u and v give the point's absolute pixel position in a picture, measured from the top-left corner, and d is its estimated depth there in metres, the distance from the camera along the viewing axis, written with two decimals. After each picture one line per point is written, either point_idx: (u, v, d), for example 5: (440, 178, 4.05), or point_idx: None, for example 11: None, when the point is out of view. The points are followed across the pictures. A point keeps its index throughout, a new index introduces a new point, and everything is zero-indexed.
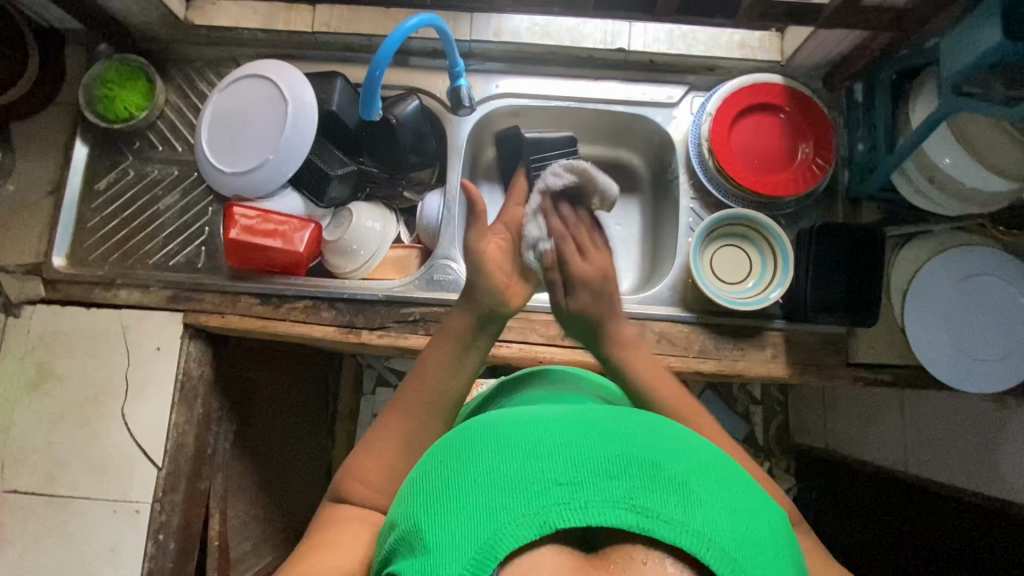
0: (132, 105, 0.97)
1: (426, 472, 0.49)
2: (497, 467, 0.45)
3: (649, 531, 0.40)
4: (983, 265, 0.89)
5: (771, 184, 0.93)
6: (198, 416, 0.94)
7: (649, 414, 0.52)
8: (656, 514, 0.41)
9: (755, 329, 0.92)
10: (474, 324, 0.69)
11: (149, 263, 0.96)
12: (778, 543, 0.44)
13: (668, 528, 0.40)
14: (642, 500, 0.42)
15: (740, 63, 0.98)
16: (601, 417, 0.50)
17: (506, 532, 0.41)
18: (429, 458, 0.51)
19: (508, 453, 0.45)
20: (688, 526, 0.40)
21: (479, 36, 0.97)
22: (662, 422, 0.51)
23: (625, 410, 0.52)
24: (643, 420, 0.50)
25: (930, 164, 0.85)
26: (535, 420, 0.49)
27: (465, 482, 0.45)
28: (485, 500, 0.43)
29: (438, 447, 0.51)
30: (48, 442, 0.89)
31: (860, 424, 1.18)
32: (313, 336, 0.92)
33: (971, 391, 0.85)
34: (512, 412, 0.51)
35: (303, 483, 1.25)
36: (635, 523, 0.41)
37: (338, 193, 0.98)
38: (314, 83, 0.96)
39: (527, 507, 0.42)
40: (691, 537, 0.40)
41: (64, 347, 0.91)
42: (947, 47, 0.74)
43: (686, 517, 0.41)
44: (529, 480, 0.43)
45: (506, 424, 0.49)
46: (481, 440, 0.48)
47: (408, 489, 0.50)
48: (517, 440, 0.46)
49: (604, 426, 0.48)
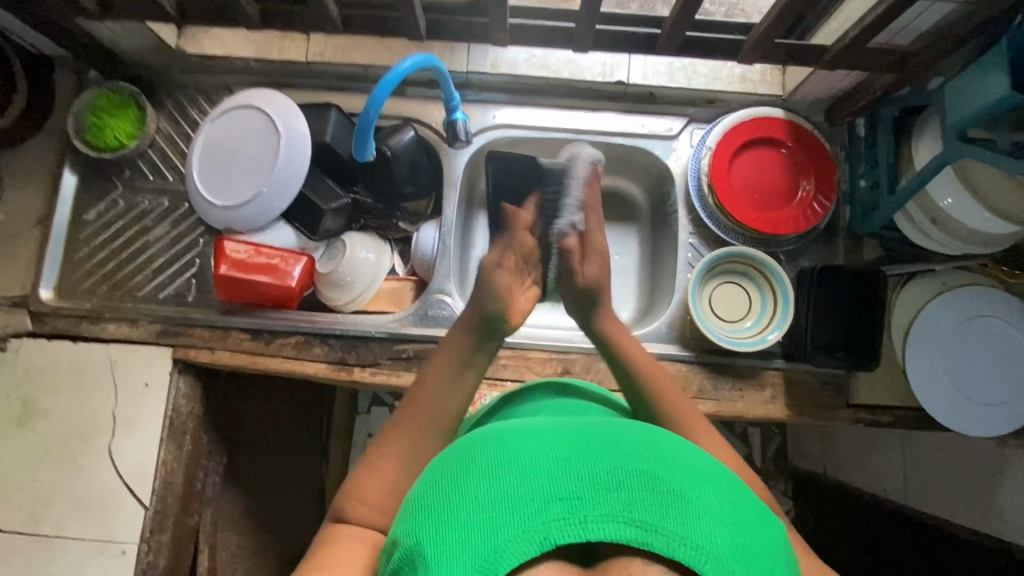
0: (122, 135, 0.95)
1: (424, 487, 0.47)
2: (495, 481, 0.43)
3: (648, 545, 0.38)
4: (984, 306, 0.88)
5: (772, 221, 0.91)
6: (187, 453, 0.92)
7: (648, 425, 0.51)
8: (657, 528, 0.39)
9: (753, 369, 0.91)
10: (473, 336, 0.70)
11: (137, 295, 0.95)
12: (779, 557, 0.42)
13: (667, 542, 0.38)
14: (641, 514, 0.40)
15: (740, 97, 0.97)
16: (600, 428, 0.48)
17: (504, 548, 0.39)
18: (427, 473, 0.49)
19: (506, 467, 0.43)
20: (686, 540, 0.39)
21: (476, 67, 0.96)
22: (661, 432, 0.49)
23: (625, 421, 0.50)
24: (642, 431, 0.48)
25: (932, 204, 0.84)
26: (535, 433, 0.47)
27: (462, 498, 0.43)
28: (483, 515, 0.41)
29: (437, 462, 0.49)
30: (34, 481, 0.87)
31: (859, 455, 1.17)
32: (305, 372, 0.91)
33: (977, 434, 0.83)
34: (511, 426, 0.50)
35: (294, 510, 1.23)
36: (634, 537, 0.39)
37: (332, 225, 0.96)
38: (307, 114, 0.94)
39: (527, 523, 0.40)
40: (688, 550, 0.38)
41: (50, 383, 0.90)
42: (954, 90, 0.72)
43: (685, 531, 0.39)
44: (527, 495, 0.41)
45: (505, 437, 0.47)
46: (480, 453, 0.46)
47: (406, 504, 0.48)
48: (516, 454, 0.44)
49: (603, 437, 0.46)
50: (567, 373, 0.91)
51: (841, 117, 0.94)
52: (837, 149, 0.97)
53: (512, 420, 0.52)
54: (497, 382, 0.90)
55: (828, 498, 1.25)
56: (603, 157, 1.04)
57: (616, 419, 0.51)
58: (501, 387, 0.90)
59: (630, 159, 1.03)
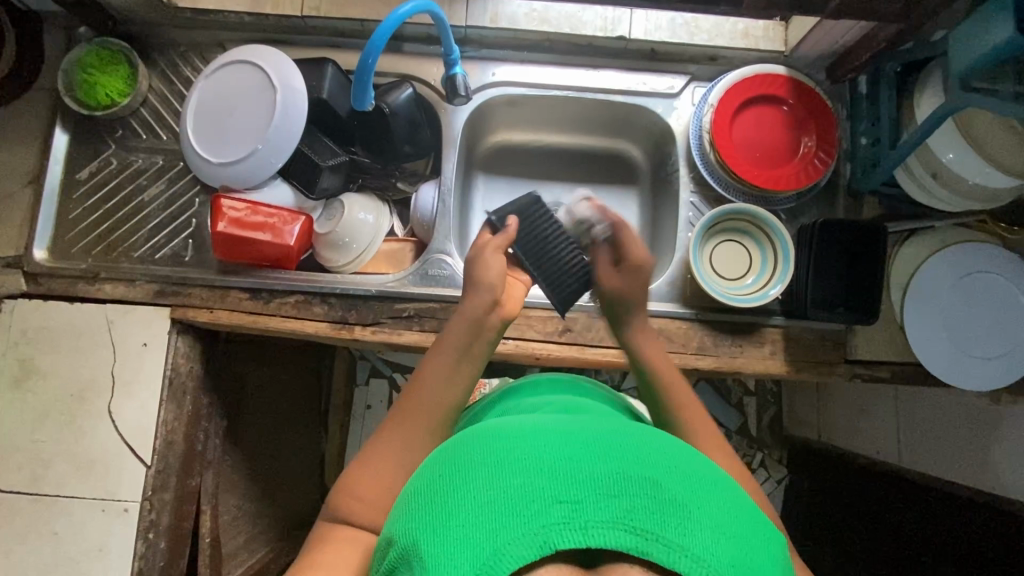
0: (114, 91, 0.93)
1: (421, 485, 0.47)
2: (494, 482, 0.42)
3: (647, 554, 0.38)
4: (983, 262, 0.88)
5: (774, 178, 0.91)
6: (187, 413, 0.92)
7: (648, 430, 0.50)
8: (656, 537, 0.39)
9: (753, 326, 0.91)
10: (473, 325, 0.71)
11: (133, 256, 0.94)
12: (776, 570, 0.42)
13: (667, 552, 0.38)
14: (643, 523, 0.39)
15: (742, 54, 0.96)
16: (600, 433, 0.48)
17: (503, 551, 0.38)
18: (424, 471, 0.48)
19: (506, 467, 0.43)
20: (687, 552, 0.38)
21: (476, 21, 0.94)
22: (662, 439, 0.49)
23: (625, 426, 0.50)
24: (643, 438, 0.48)
25: (933, 159, 0.84)
26: (535, 432, 0.47)
27: (461, 497, 0.42)
28: (483, 516, 0.40)
29: (434, 459, 0.49)
30: (33, 440, 0.87)
31: (855, 415, 1.18)
32: (305, 331, 0.90)
33: (971, 388, 0.84)
34: (511, 424, 0.49)
35: (293, 476, 1.23)
36: (634, 545, 0.38)
37: (330, 185, 0.95)
38: (304, 70, 0.93)
39: (527, 527, 0.39)
40: (688, 562, 0.38)
41: (47, 343, 0.89)
42: (957, 41, 0.72)
43: (685, 542, 0.39)
44: (528, 498, 0.41)
45: (505, 436, 0.47)
46: (482, 453, 0.45)
47: (402, 503, 0.47)
48: (516, 454, 0.44)
49: (604, 442, 0.46)
50: (568, 331, 0.91)
51: (841, 75, 0.94)
52: (838, 108, 0.97)
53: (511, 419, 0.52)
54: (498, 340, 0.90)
55: (823, 461, 1.26)
56: (603, 117, 1.03)
57: (617, 423, 0.51)
58: (502, 345, 0.90)
59: (630, 119, 1.02)
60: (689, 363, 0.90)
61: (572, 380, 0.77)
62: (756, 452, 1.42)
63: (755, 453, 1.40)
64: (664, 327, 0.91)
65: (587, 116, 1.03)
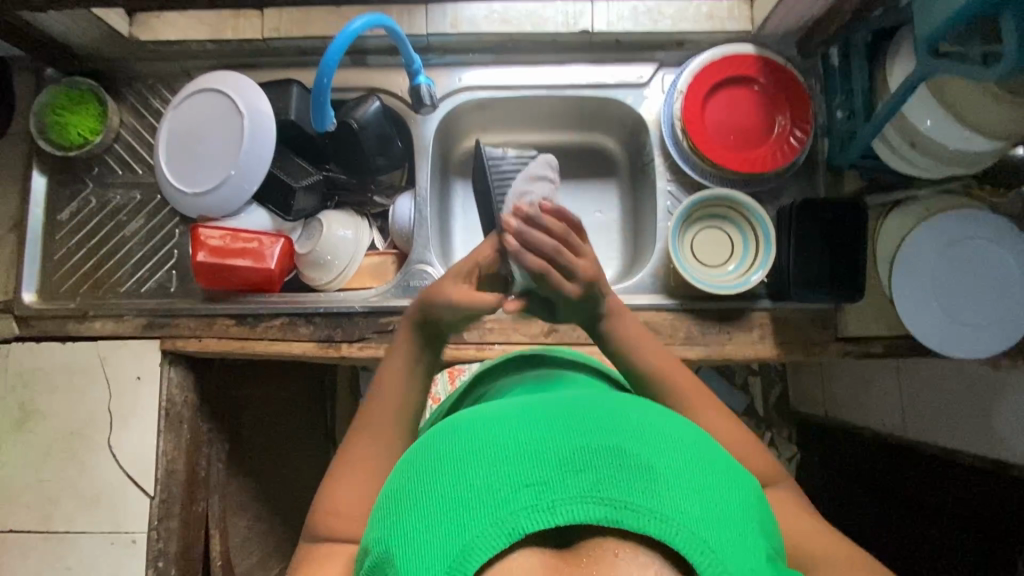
0: (85, 131, 0.94)
1: (390, 488, 0.46)
2: (459, 475, 0.42)
3: (619, 524, 0.38)
4: (972, 228, 0.85)
5: (748, 161, 0.90)
6: (186, 441, 0.93)
7: (616, 398, 0.50)
8: (625, 505, 0.38)
9: (739, 312, 0.90)
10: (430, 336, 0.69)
11: (120, 291, 0.95)
12: (750, 515, 0.42)
13: (637, 518, 0.38)
14: (610, 492, 0.39)
15: (709, 36, 0.95)
16: (563, 406, 0.47)
17: (472, 545, 0.38)
18: (393, 473, 0.48)
19: (470, 458, 0.42)
20: (658, 514, 0.38)
21: (436, 27, 0.93)
22: (626, 401, 0.48)
23: (589, 393, 0.50)
24: (607, 403, 0.48)
25: (911, 127, 0.82)
26: (496, 417, 0.46)
27: (428, 494, 0.42)
28: (449, 513, 0.40)
29: (400, 461, 0.48)
30: (39, 480, 0.89)
31: (858, 390, 1.16)
32: (294, 353, 0.91)
33: (961, 354, 0.83)
34: (474, 412, 0.49)
35: (303, 492, 1.24)
36: (604, 516, 0.38)
37: (306, 204, 0.96)
38: (270, 92, 0.93)
39: (494, 516, 0.38)
40: (658, 525, 0.38)
41: (43, 384, 0.90)
42: (924, 2, 0.69)
43: (654, 504, 0.38)
44: (493, 487, 0.40)
45: (469, 426, 0.46)
46: (446, 448, 0.44)
47: (374, 509, 0.46)
48: (479, 443, 0.43)
49: (565, 414, 0.45)
50: (554, 332, 0.91)
51: (813, 48, 0.92)
52: (812, 82, 0.96)
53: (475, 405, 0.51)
54: (485, 346, 0.91)
55: (831, 439, 1.25)
56: (575, 111, 1.02)
57: (582, 394, 0.50)
58: (489, 351, 0.90)
59: (602, 111, 1.01)
60: (677, 354, 0.89)
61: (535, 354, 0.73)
62: (764, 432, 1.40)
63: (762, 434, 1.39)
64: (650, 320, 0.91)
65: (559, 112, 1.03)
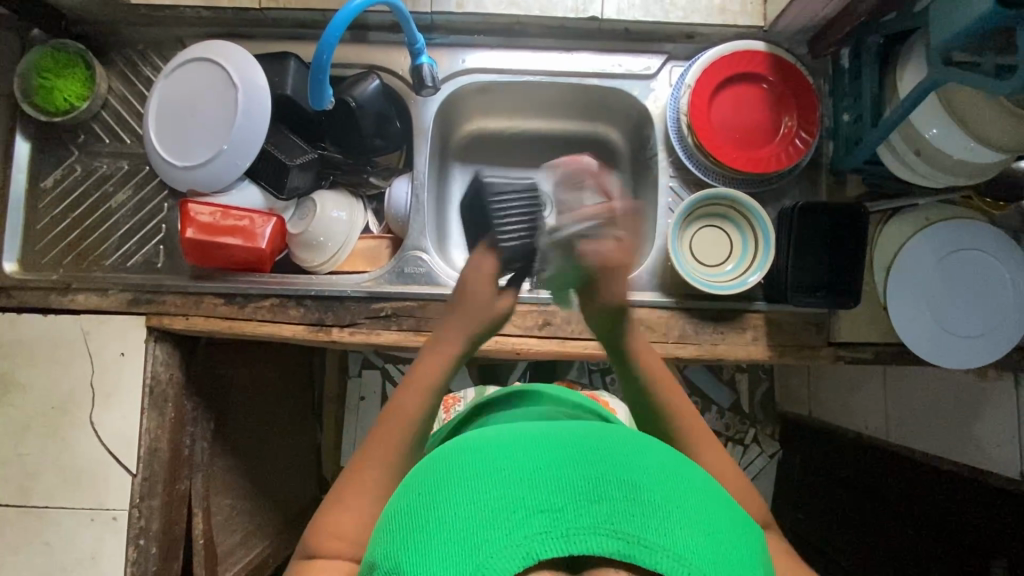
0: (71, 96, 0.90)
1: (400, 502, 0.46)
2: (474, 495, 0.41)
3: (631, 558, 0.38)
4: (968, 239, 0.86)
5: (753, 160, 0.89)
6: (170, 420, 0.92)
7: (627, 431, 0.50)
8: (638, 539, 0.38)
9: (734, 312, 0.90)
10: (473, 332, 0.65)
11: (104, 264, 0.93)
12: (757, 560, 0.42)
13: (651, 555, 0.38)
14: (624, 525, 0.39)
15: (720, 30, 0.93)
16: (577, 435, 0.47)
17: (485, 565, 0.37)
18: (404, 490, 0.47)
19: (486, 478, 0.42)
20: (670, 551, 0.38)
21: (441, 6, 0.91)
22: (638, 438, 0.49)
23: (601, 426, 0.50)
24: (619, 436, 0.48)
25: (917, 135, 0.81)
26: (511, 441, 0.46)
27: (441, 510, 0.41)
28: (463, 534, 0.39)
29: (411, 478, 0.48)
30: (18, 453, 0.87)
31: (845, 392, 1.16)
32: (283, 335, 0.89)
33: (949, 366, 0.84)
34: (487, 433, 0.49)
35: (287, 471, 1.24)
36: (617, 549, 0.38)
37: (300, 183, 0.93)
38: (266, 65, 0.90)
39: (507, 540, 0.38)
40: (671, 562, 0.38)
41: (24, 357, 0.88)
42: (942, 8, 0.68)
43: (666, 541, 0.39)
44: (508, 510, 0.40)
45: (483, 446, 0.46)
46: (461, 467, 0.44)
47: (381, 524, 0.46)
48: (494, 466, 0.43)
49: (579, 444, 0.45)
50: (549, 324, 0.90)
51: (824, 49, 0.91)
52: (821, 83, 0.94)
53: (488, 427, 0.51)
54: None
55: (813, 439, 1.27)
56: (579, 100, 1.00)
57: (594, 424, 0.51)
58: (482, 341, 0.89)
59: (607, 101, 0.99)
60: (671, 352, 0.89)
61: (540, 390, 0.74)
62: (748, 429, 1.41)
63: (746, 430, 1.40)
64: (645, 317, 0.90)
65: (563, 100, 1.00)
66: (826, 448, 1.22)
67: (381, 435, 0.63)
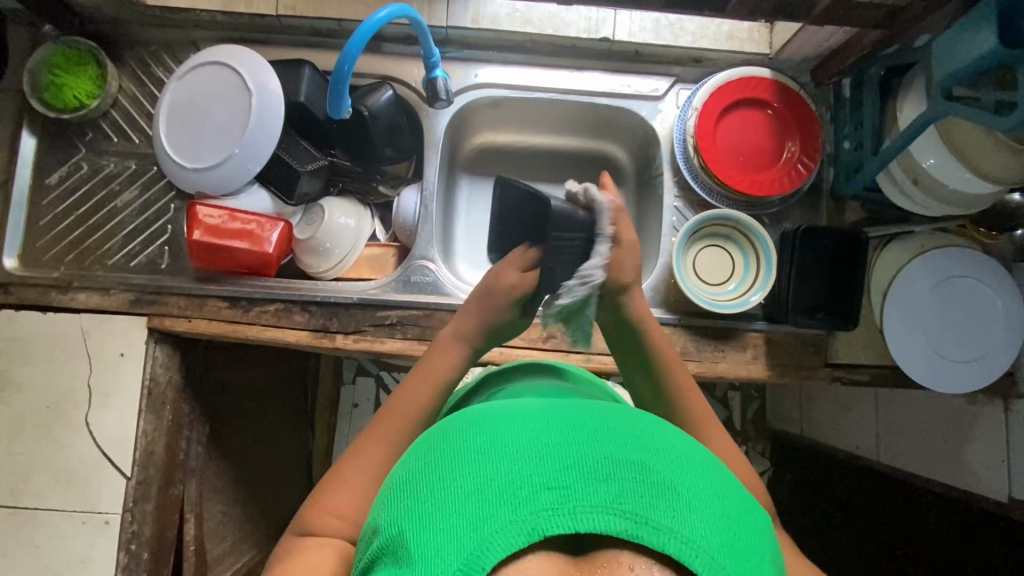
0: (82, 93, 0.90)
1: (405, 473, 0.46)
2: (482, 468, 0.42)
3: (638, 538, 0.38)
4: (962, 265, 0.88)
5: (757, 183, 0.91)
6: (167, 423, 0.90)
7: (637, 412, 0.50)
8: (645, 520, 0.39)
9: (734, 330, 0.92)
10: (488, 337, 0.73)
11: (107, 264, 0.92)
12: (763, 547, 0.43)
13: (657, 535, 0.38)
14: (632, 506, 0.39)
15: (728, 55, 0.96)
16: (585, 415, 0.47)
17: (491, 541, 0.38)
18: (409, 459, 0.48)
19: (492, 453, 0.43)
20: (677, 534, 0.38)
21: (457, 21, 0.92)
22: (648, 420, 0.49)
23: (611, 405, 0.50)
24: (629, 417, 0.48)
25: (915, 164, 0.83)
26: (521, 417, 0.46)
27: (447, 480, 0.42)
28: (469, 506, 0.40)
29: (416, 448, 0.48)
30: (9, 453, 0.86)
31: (835, 413, 1.18)
32: (287, 340, 0.89)
33: (943, 389, 0.86)
34: (495, 407, 0.49)
35: (279, 478, 1.22)
36: (624, 528, 0.38)
37: (309, 188, 0.93)
38: (280, 71, 0.91)
39: (514, 514, 0.39)
40: (678, 544, 0.38)
41: (20, 354, 0.87)
42: (943, 44, 0.71)
43: (674, 523, 0.39)
44: (516, 485, 0.40)
45: (490, 421, 0.46)
46: (469, 439, 0.45)
47: (385, 493, 0.46)
48: (502, 441, 0.43)
49: (589, 424, 0.46)
50: (552, 338, 0.91)
51: (826, 78, 0.94)
52: (822, 110, 0.97)
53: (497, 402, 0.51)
54: None
55: (804, 458, 1.28)
56: (587, 118, 1.02)
57: (605, 404, 0.51)
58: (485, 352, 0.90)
59: (615, 120, 1.01)
60: None
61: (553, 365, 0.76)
62: (740, 446, 1.42)
63: (738, 448, 1.41)
64: None
65: (572, 117, 1.02)
66: (816, 468, 1.23)
67: (393, 401, 0.67)
